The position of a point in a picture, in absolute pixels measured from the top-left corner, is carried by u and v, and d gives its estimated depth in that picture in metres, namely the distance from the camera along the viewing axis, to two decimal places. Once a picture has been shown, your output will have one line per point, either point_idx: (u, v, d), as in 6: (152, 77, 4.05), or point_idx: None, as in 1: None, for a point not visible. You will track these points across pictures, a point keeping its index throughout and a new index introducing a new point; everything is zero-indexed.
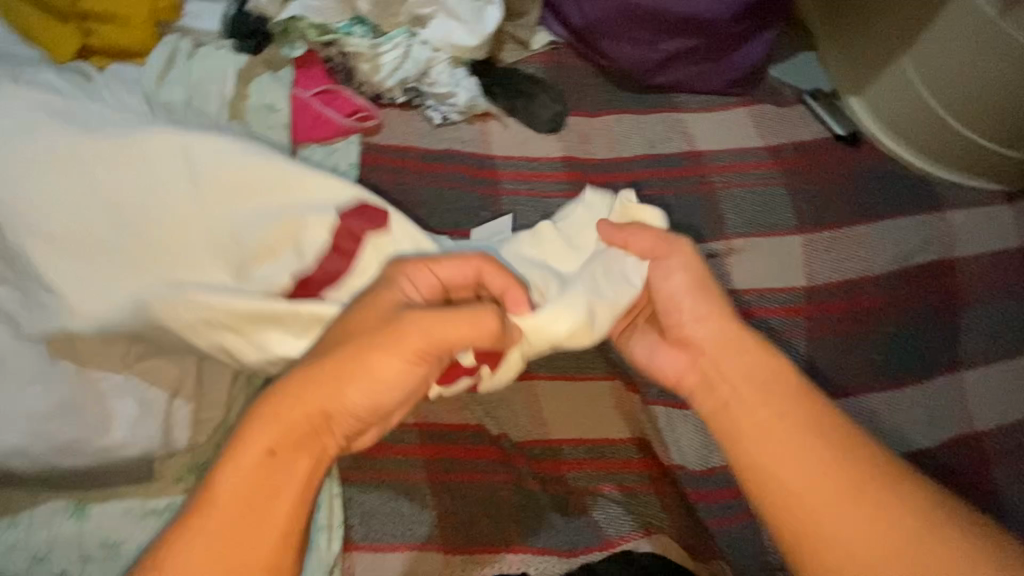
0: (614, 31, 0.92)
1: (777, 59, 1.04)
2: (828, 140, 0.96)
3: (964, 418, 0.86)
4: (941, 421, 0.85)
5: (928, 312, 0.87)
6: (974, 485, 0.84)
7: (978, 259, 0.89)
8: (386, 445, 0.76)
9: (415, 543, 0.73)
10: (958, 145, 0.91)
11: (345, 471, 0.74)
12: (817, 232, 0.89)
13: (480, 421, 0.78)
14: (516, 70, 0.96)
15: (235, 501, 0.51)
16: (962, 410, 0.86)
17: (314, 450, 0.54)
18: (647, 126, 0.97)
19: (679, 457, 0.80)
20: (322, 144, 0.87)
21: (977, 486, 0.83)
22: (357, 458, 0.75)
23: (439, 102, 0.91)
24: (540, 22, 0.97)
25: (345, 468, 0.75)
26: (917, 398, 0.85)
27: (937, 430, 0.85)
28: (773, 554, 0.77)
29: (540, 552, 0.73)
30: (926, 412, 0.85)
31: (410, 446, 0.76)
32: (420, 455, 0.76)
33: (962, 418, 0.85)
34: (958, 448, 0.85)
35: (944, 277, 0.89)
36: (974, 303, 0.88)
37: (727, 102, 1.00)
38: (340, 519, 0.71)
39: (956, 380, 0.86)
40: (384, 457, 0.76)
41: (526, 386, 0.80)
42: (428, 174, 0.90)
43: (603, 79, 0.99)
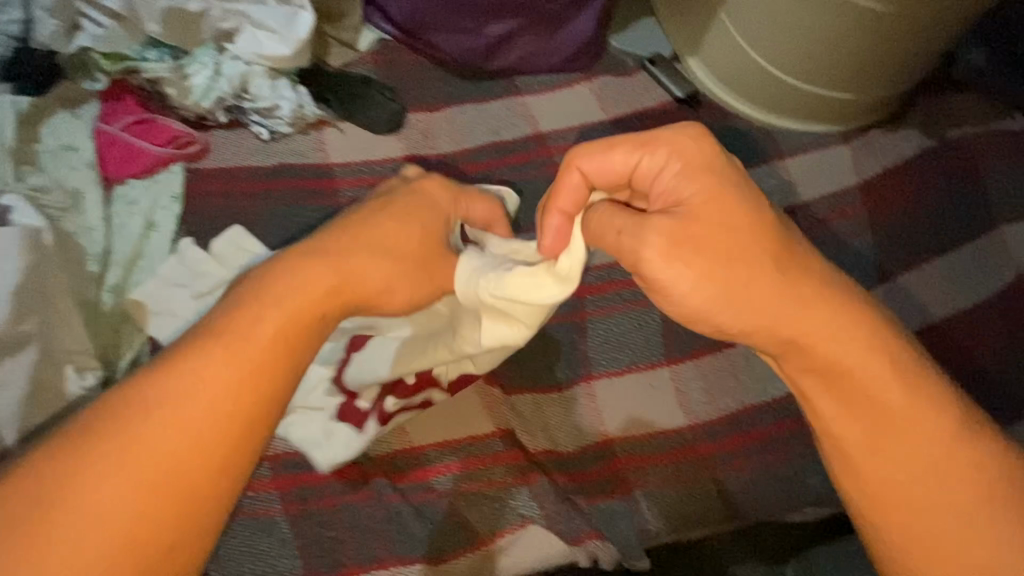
0: (437, 21, 0.90)
1: (616, 30, 1.04)
2: (670, 105, 0.97)
3: (1004, 266, 0.86)
4: (980, 280, 0.86)
5: (945, 192, 0.91)
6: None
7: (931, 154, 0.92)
8: (369, 457, 0.75)
9: (423, 540, 0.73)
10: (787, 93, 0.93)
11: (358, 483, 0.74)
12: None
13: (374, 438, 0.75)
14: (346, 73, 0.93)
15: (167, 467, 0.46)
16: (1004, 260, 0.87)
17: (241, 429, 0.49)
18: (490, 113, 0.95)
19: (546, 443, 0.79)
20: (140, 177, 0.83)
21: None
22: (366, 469, 0.75)
23: (266, 116, 0.88)
24: (365, 20, 0.94)
25: (360, 480, 0.74)
26: (966, 264, 0.87)
27: (973, 290, 0.86)
28: (647, 522, 0.80)
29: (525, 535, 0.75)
30: (972, 272, 0.87)
31: (400, 452, 0.76)
32: (409, 460, 0.75)
33: (999, 268, 0.87)
34: (999, 302, 0.85)
35: (936, 160, 0.92)
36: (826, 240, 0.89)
37: (568, 78, 0.99)
38: (398, 517, 0.72)
39: (994, 239, 0.88)
40: (374, 467, 0.75)
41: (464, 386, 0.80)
42: (263, 194, 0.86)
43: (441, 71, 0.96)
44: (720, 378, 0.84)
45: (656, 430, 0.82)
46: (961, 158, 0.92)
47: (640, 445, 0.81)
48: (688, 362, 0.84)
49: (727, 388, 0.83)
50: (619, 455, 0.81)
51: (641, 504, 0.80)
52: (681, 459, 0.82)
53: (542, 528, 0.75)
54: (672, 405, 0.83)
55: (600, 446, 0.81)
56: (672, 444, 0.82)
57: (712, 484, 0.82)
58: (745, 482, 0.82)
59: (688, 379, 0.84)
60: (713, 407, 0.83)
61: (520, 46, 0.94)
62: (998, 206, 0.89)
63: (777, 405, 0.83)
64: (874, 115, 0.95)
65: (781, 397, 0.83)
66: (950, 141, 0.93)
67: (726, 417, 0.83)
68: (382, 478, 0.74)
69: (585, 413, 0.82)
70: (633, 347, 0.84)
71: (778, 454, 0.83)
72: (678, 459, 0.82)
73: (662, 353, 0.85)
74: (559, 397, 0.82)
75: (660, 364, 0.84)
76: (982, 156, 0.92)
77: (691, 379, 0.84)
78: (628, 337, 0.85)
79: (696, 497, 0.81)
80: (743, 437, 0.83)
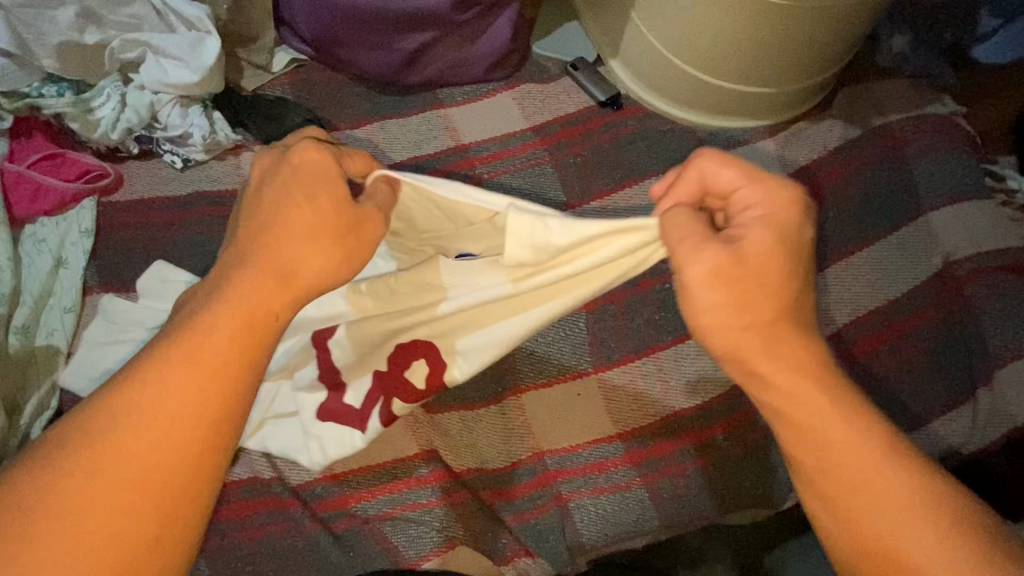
0: (347, 39, 0.90)
1: (540, 35, 1.03)
2: (592, 109, 0.96)
3: (933, 251, 0.86)
4: (911, 266, 0.86)
5: (877, 180, 0.90)
6: (969, 319, 0.82)
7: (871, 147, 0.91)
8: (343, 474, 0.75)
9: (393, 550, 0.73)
10: (706, 91, 0.92)
11: (331, 498, 0.74)
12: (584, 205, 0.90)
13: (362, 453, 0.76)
14: (261, 96, 0.92)
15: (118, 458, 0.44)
16: (932, 245, 0.87)
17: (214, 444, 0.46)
18: (410, 128, 0.95)
19: (472, 461, 0.78)
20: (52, 214, 0.82)
21: (974, 318, 0.82)
22: (339, 485, 0.75)
23: (179, 145, 0.87)
24: (281, 41, 0.94)
25: (330, 494, 0.74)
26: (896, 256, 0.87)
27: (904, 279, 0.85)
28: (579, 536, 0.78)
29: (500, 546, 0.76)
30: (899, 264, 0.86)
31: (375, 470, 0.76)
32: (381, 477, 0.76)
33: (930, 253, 0.86)
34: (930, 288, 0.85)
35: (877, 143, 0.92)
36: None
37: (490, 88, 0.98)
38: (367, 528, 0.73)
39: (920, 225, 0.88)
40: (346, 484, 0.75)
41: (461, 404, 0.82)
42: (178, 224, 0.85)
43: (361, 88, 0.96)
44: (648, 384, 0.83)
45: (586, 440, 0.81)
46: (885, 146, 0.91)
47: (570, 456, 0.80)
48: (615, 368, 0.83)
49: (659, 394, 0.82)
50: (549, 467, 0.80)
51: (573, 517, 0.79)
52: (612, 468, 0.80)
53: (514, 535, 0.76)
54: (600, 414, 0.82)
55: (530, 460, 0.80)
56: (602, 453, 0.80)
57: (645, 492, 0.79)
58: (682, 488, 0.80)
59: (616, 387, 0.82)
60: (642, 414, 0.82)
61: (437, 59, 0.93)
62: (923, 192, 0.89)
63: (708, 407, 0.82)
64: (796, 108, 0.95)
65: (711, 399, 0.82)
66: (874, 130, 0.93)
67: (656, 423, 0.81)
68: (302, 506, 0.73)
69: (514, 428, 0.81)
70: (559, 357, 0.83)
71: (712, 458, 0.80)
72: (609, 469, 0.80)
73: (589, 361, 0.84)
74: (488, 414, 0.81)
75: (587, 373, 0.83)
76: (907, 143, 0.91)
77: (619, 386, 0.82)
78: (553, 347, 0.84)
79: (630, 506, 0.79)
80: (677, 441, 0.81)
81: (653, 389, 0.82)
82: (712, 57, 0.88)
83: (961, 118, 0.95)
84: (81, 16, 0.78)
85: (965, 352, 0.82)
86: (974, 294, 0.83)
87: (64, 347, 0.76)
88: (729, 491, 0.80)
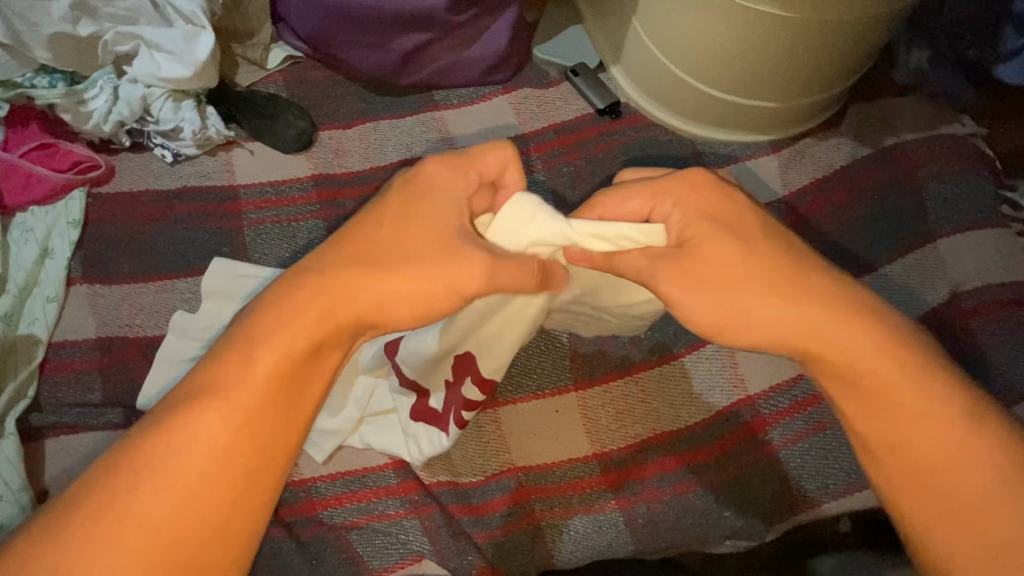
0: (340, 38, 0.89)
1: (541, 38, 1.00)
2: (589, 117, 0.94)
3: (943, 279, 0.82)
4: (918, 293, 0.82)
5: (892, 201, 0.86)
6: (980, 354, 0.78)
7: (905, 175, 0.86)
8: (359, 481, 0.75)
9: (417, 553, 0.73)
10: (707, 104, 0.88)
11: (343, 501, 0.74)
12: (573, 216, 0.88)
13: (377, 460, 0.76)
14: (254, 93, 0.91)
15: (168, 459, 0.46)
16: (942, 273, 0.82)
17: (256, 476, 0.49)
18: (403, 130, 0.93)
19: (444, 474, 0.77)
20: (42, 204, 0.82)
21: (983, 354, 0.77)
22: (354, 490, 0.74)
23: (169, 139, 0.87)
24: (278, 38, 0.93)
25: (338, 494, 0.74)
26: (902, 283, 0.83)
27: (911, 306, 0.82)
28: (549, 556, 0.76)
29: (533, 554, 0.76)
30: (908, 289, 0.82)
31: (384, 478, 0.75)
32: (391, 487, 0.75)
33: (940, 281, 0.82)
34: (939, 319, 0.81)
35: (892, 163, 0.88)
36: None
37: (486, 92, 0.96)
38: (397, 529, 0.73)
39: (930, 251, 0.83)
40: (361, 487, 0.75)
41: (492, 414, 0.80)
42: (165, 217, 0.85)
43: (356, 87, 0.95)
44: (629, 404, 0.80)
45: (561, 459, 0.79)
46: (895, 168, 0.87)
47: (545, 474, 0.78)
48: (597, 386, 0.81)
49: (640, 415, 0.80)
50: (523, 484, 0.78)
51: (544, 537, 0.76)
52: (586, 489, 0.78)
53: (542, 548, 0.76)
54: (578, 433, 0.79)
55: (505, 475, 0.78)
56: (578, 473, 0.78)
57: (620, 516, 0.77)
58: (659, 514, 0.77)
59: (596, 404, 0.80)
60: (622, 435, 0.79)
61: (433, 60, 0.92)
62: (932, 218, 0.85)
63: (690, 431, 0.79)
64: (805, 123, 0.91)
65: (694, 424, 0.79)
66: (885, 150, 0.89)
67: (635, 444, 0.79)
68: (267, 509, 0.73)
69: (489, 442, 0.79)
70: (541, 373, 0.81)
71: (691, 485, 0.77)
72: (584, 490, 0.78)
73: (570, 378, 0.81)
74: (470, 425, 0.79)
75: (567, 390, 0.81)
76: (920, 165, 0.87)
77: (599, 404, 0.80)
78: (538, 361, 0.82)
79: (604, 530, 0.77)
80: (656, 465, 0.78)
81: (633, 410, 0.80)
82: (714, 69, 0.84)
83: (981, 141, 0.90)
84: (74, 8, 0.78)
85: None
86: (982, 329, 0.79)
87: (45, 338, 0.77)
88: (754, 508, 0.77)
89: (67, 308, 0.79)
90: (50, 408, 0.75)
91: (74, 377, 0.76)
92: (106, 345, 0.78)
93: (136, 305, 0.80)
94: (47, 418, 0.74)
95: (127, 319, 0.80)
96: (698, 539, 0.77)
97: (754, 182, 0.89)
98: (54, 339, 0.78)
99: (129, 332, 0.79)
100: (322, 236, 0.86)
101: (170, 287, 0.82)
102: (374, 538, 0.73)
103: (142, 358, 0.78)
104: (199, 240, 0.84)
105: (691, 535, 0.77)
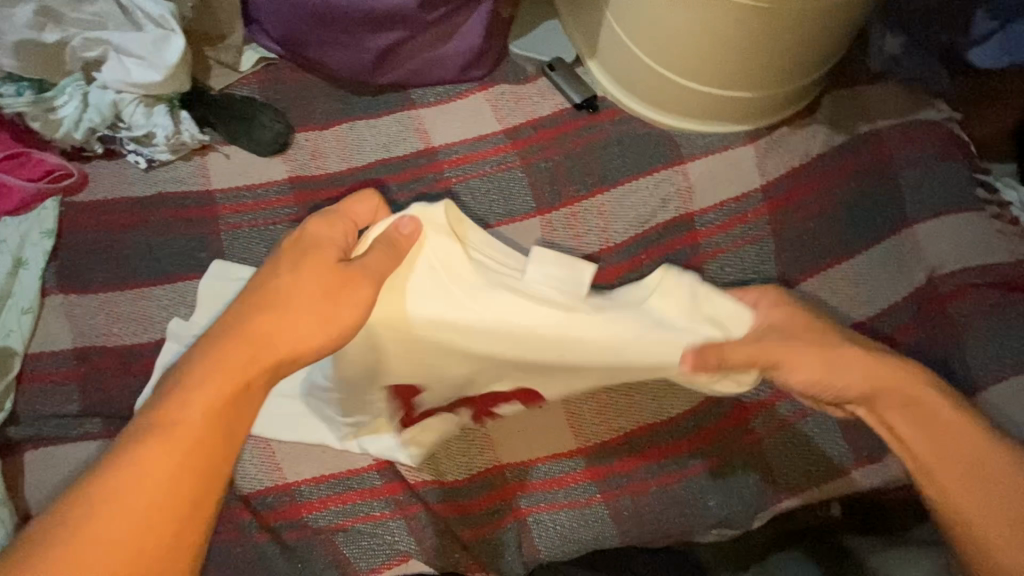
0: (313, 38, 0.88)
1: (518, 33, 0.99)
2: (567, 111, 0.93)
3: (920, 265, 0.83)
4: (896, 279, 0.83)
5: (869, 189, 0.86)
6: (956, 338, 0.78)
7: (881, 162, 0.87)
8: (343, 485, 0.75)
9: (405, 554, 0.73)
10: (684, 96, 0.88)
11: (327, 505, 0.74)
12: (552, 212, 0.88)
13: (362, 463, 0.76)
14: (227, 96, 0.90)
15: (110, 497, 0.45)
16: (919, 258, 0.83)
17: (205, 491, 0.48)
18: (380, 130, 0.92)
19: (429, 474, 0.77)
20: (15, 215, 0.81)
21: (960, 338, 0.78)
22: (339, 494, 0.74)
23: (143, 145, 0.86)
24: (251, 39, 0.93)
25: (324, 497, 0.74)
26: (876, 270, 0.84)
27: (888, 293, 0.83)
28: (535, 552, 0.76)
29: (522, 550, 0.76)
30: (885, 276, 0.83)
31: (369, 480, 0.75)
32: (378, 488, 0.75)
33: (917, 267, 0.83)
34: (916, 304, 0.82)
35: (869, 151, 0.88)
36: (731, 245, 0.85)
37: (463, 89, 0.95)
38: (383, 531, 0.73)
39: (907, 237, 0.84)
40: (346, 491, 0.74)
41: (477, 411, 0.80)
42: (141, 224, 0.84)
43: (332, 88, 0.94)
44: (612, 399, 0.80)
45: (546, 454, 0.79)
46: (872, 156, 0.88)
47: (530, 470, 0.78)
48: None
49: (624, 408, 0.80)
50: (508, 481, 0.78)
51: (530, 532, 0.77)
52: (571, 484, 0.78)
53: (532, 544, 0.76)
54: (562, 429, 0.79)
55: (490, 472, 0.78)
56: (563, 469, 0.78)
57: (606, 509, 0.77)
58: (644, 506, 0.77)
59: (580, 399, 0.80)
60: (606, 429, 0.79)
61: (408, 58, 0.91)
62: (909, 204, 0.85)
63: (674, 423, 0.79)
64: (783, 112, 0.90)
65: (679, 415, 0.79)
66: (862, 137, 0.89)
67: (619, 438, 0.79)
68: (251, 514, 0.73)
69: (474, 440, 0.79)
70: None
71: (675, 477, 0.78)
72: (569, 485, 0.78)
73: None
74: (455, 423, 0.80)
75: None
76: (895, 152, 0.87)
77: (582, 399, 0.80)
78: None
79: (590, 524, 0.77)
80: (640, 458, 0.78)
81: (618, 404, 0.80)
82: (690, 61, 0.84)
83: (957, 126, 0.91)
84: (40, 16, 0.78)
85: (942, 374, 0.79)
86: (958, 313, 0.79)
87: (22, 350, 0.76)
88: (741, 495, 0.77)
89: (44, 318, 0.79)
90: (29, 421, 0.74)
91: (53, 389, 0.76)
92: (83, 355, 0.78)
93: (113, 313, 0.80)
94: (26, 430, 0.74)
95: (105, 328, 0.79)
96: (686, 527, 0.77)
97: (734, 171, 0.88)
98: (31, 351, 0.77)
99: (107, 341, 0.78)
100: None
101: (147, 295, 0.81)
102: (360, 541, 0.73)
103: (121, 368, 0.77)
104: (176, 246, 0.84)
105: (679, 523, 0.77)
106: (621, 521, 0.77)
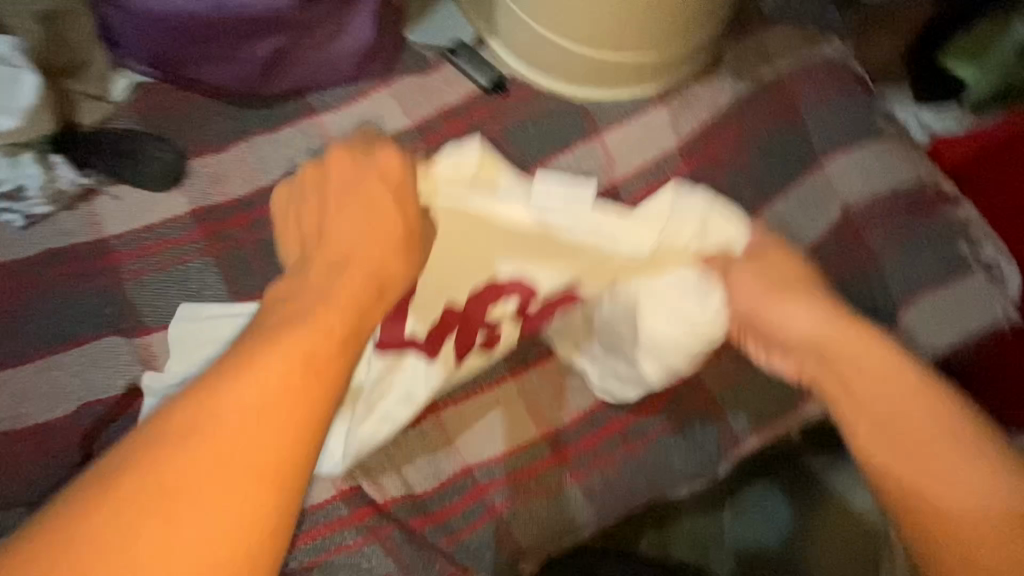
0: (188, 54, 0.81)
1: (413, 20, 0.94)
2: (477, 96, 0.90)
3: (835, 200, 0.86)
4: (814, 217, 0.86)
5: (780, 133, 0.88)
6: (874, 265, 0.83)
7: (787, 105, 0.89)
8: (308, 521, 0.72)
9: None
10: (590, 65, 0.87)
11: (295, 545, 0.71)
12: None
13: (323, 495, 0.73)
14: (102, 132, 0.82)
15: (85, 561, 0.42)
16: (833, 194, 0.86)
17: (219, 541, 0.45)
18: (282, 143, 0.86)
19: (397, 490, 0.75)
20: None
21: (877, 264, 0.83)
22: (305, 531, 0.72)
23: (13, 201, 0.77)
24: (120, 65, 0.85)
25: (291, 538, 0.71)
26: (795, 211, 0.86)
27: (808, 232, 0.86)
28: (517, 543, 0.77)
29: (503, 544, 0.76)
30: (804, 217, 0.86)
31: (334, 511, 0.73)
32: (345, 517, 0.73)
33: (832, 203, 0.86)
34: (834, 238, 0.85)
35: (775, 95, 0.90)
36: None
37: (364, 87, 0.90)
38: (358, 560, 0.71)
39: (820, 175, 0.87)
40: (312, 526, 0.72)
41: (435, 419, 0.79)
42: (31, 287, 0.76)
43: (220, 105, 0.87)
44: (567, 379, 0.81)
45: (511, 449, 0.78)
46: (778, 100, 0.89)
47: (498, 466, 0.78)
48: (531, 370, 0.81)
49: (580, 387, 0.80)
50: (478, 481, 0.78)
51: (509, 526, 0.77)
52: (541, 471, 0.78)
53: (512, 537, 0.77)
54: (521, 420, 0.79)
55: (459, 475, 0.77)
56: (530, 458, 0.78)
57: (578, 488, 0.78)
58: (613, 478, 0.79)
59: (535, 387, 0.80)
60: (565, 411, 0.80)
61: (297, 64, 0.85)
62: (819, 143, 0.88)
63: (630, 394, 0.80)
64: (689, 67, 0.90)
65: None
66: (764, 85, 0.91)
67: (580, 416, 0.80)
68: None
69: (436, 447, 0.78)
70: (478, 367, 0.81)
71: (639, 444, 0.79)
72: (539, 472, 0.78)
73: (505, 366, 0.81)
74: (415, 434, 0.78)
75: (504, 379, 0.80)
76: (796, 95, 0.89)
77: (538, 386, 0.80)
78: None
79: (565, 505, 0.78)
80: (603, 433, 0.80)
81: (571, 385, 0.81)
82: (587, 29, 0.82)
83: (852, 59, 0.94)
84: None
85: (866, 299, 0.83)
86: (872, 239, 0.83)
87: None
88: (702, 449, 0.80)
89: None
90: None
91: None
92: None
93: (17, 392, 0.73)
94: None
95: (11, 410, 0.72)
96: (656, 489, 0.80)
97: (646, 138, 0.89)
98: None
99: (17, 424, 0.72)
100: (217, 274, 0.80)
101: (54, 364, 0.74)
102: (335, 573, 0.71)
103: (39, 450, 0.71)
104: (76, 305, 0.76)
105: (649, 487, 0.79)
106: (595, 496, 0.78)
